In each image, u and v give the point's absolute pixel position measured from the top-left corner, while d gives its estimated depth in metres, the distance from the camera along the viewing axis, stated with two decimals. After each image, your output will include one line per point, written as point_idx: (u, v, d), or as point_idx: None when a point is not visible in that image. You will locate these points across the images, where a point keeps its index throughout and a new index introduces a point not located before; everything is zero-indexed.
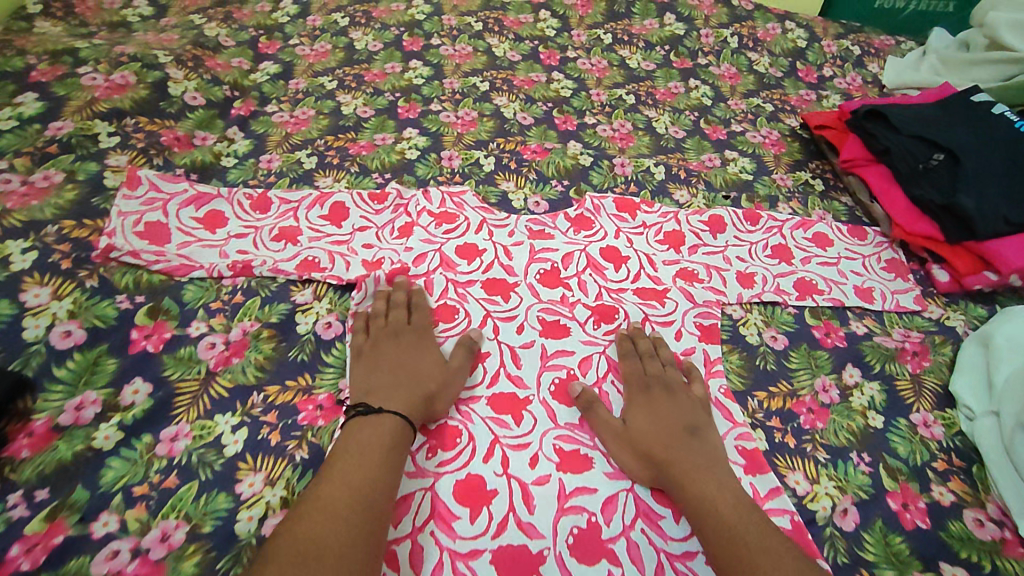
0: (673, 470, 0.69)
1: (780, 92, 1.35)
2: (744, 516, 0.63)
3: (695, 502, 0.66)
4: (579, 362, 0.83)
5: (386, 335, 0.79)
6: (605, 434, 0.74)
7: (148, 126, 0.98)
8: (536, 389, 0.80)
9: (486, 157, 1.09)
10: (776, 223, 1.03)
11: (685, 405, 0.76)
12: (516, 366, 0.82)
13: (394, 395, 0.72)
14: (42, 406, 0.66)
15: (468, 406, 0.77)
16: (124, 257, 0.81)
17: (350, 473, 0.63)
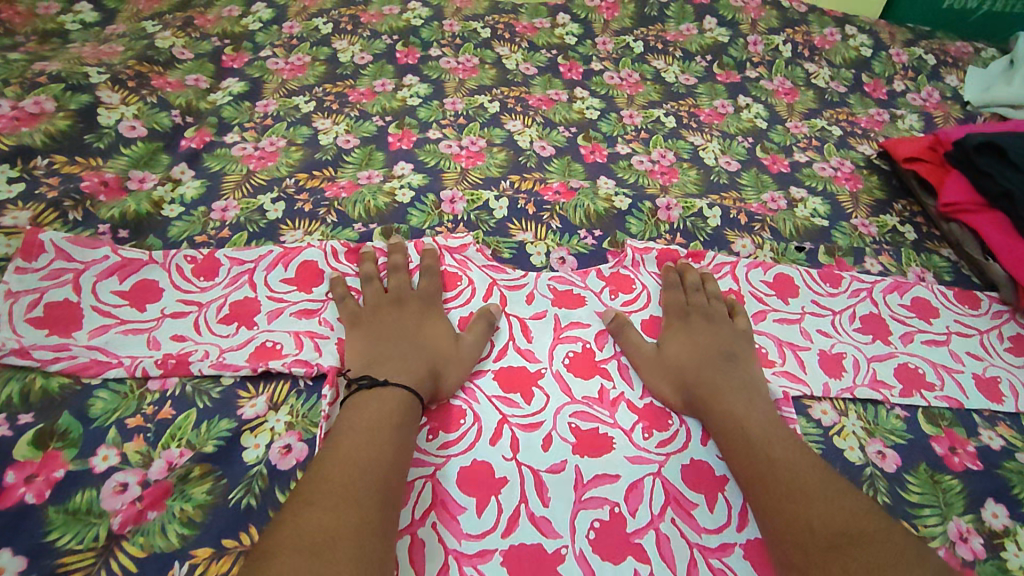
0: (711, 395, 0.65)
1: (846, 110, 1.13)
2: (780, 446, 0.60)
3: (725, 418, 0.63)
4: (626, 494, 0.61)
5: (388, 301, 0.71)
6: (638, 356, 0.71)
7: (65, 168, 0.78)
8: (571, 538, 0.58)
9: (497, 200, 0.87)
10: (864, 285, 0.81)
11: (726, 334, 0.72)
12: (543, 503, 0.60)
13: (399, 366, 0.64)
14: None
15: (476, 570, 0.56)
16: (7, 357, 0.60)
17: (361, 451, 0.54)
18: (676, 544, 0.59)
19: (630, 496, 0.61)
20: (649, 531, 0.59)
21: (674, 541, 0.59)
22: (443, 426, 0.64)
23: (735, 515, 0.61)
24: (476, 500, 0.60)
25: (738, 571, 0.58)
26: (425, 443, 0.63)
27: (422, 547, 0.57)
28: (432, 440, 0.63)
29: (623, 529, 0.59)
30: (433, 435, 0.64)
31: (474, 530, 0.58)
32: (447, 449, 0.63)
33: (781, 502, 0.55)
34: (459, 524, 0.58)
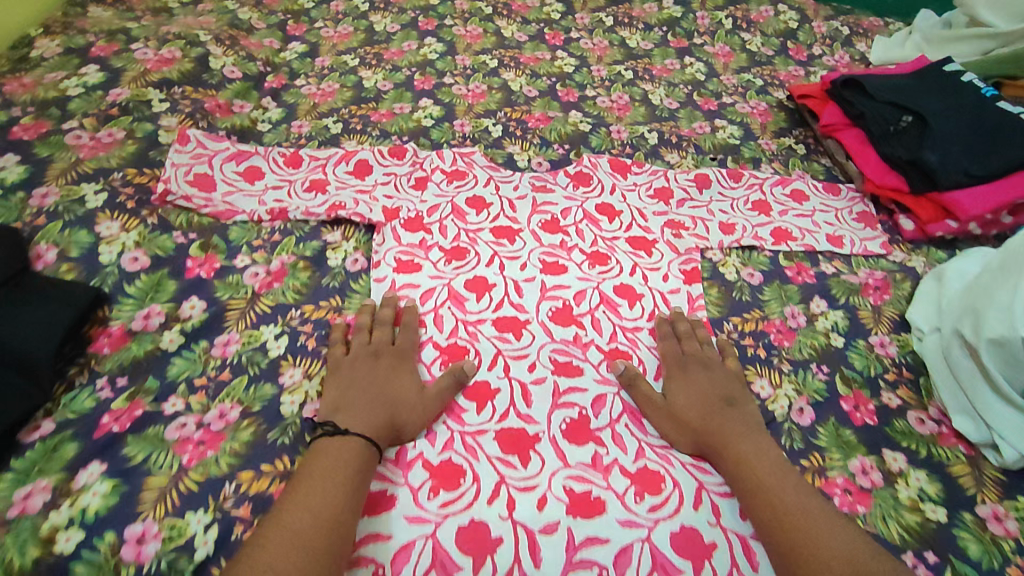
0: (717, 438, 0.73)
1: (770, 68, 1.44)
2: (787, 487, 0.68)
3: (738, 466, 0.71)
4: (574, 294, 0.91)
5: (366, 353, 0.78)
6: (648, 407, 0.78)
7: (193, 95, 1.09)
8: (535, 313, 0.88)
9: (495, 125, 1.19)
10: (758, 181, 1.13)
11: (721, 380, 0.80)
12: (518, 296, 0.90)
13: (362, 415, 0.71)
14: (117, 314, 0.80)
15: (475, 327, 0.86)
16: (179, 201, 0.92)
17: (316, 497, 0.63)
18: (605, 322, 0.88)
19: (577, 296, 0.90)
20: (586, 314, 0.89)
21: (604, 320, 0.88)
22: (454, 257, 0.94)
23: (646, 313, 0.89)
24: (476, 293, 0.89)
25: (644, 339, 0.87)
26: (443, 267, 0.92)
27: (442, 317, 0.86)
28: (448, 264, 0.92)
29: (570, 311, 0.89)
30: (448, 262, 0.93)
31: (475, 309, 0.87)
32: (458, 270, 0.92)
33: (801, 545, 0.63)
34: (465, 306, 0.88)
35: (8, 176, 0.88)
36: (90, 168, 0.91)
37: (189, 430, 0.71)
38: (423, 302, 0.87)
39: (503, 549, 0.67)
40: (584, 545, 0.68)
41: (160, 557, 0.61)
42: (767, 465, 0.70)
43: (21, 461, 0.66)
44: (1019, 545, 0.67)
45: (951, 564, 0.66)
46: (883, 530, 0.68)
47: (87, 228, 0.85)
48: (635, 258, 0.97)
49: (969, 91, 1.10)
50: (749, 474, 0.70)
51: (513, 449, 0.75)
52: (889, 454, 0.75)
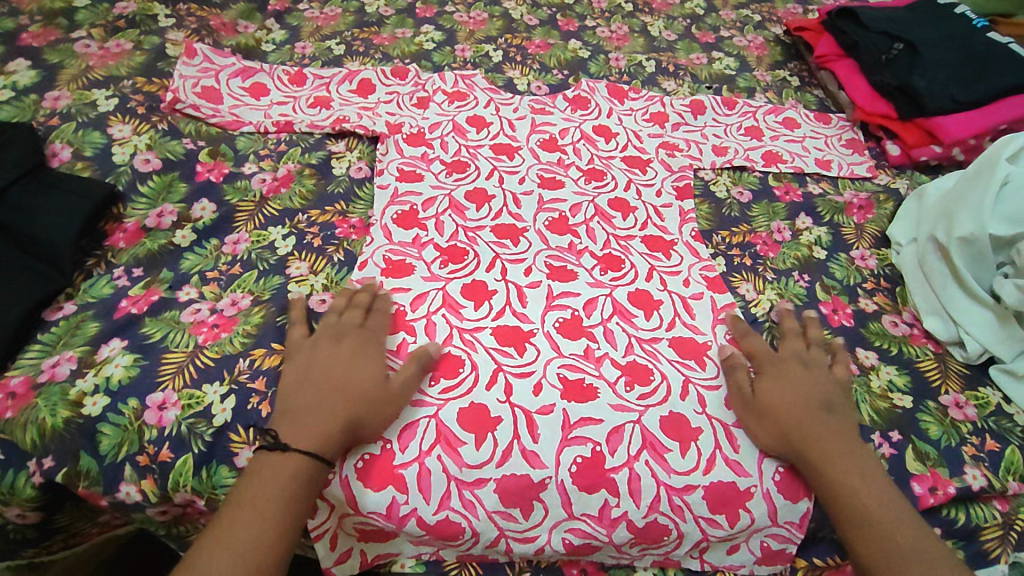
0: (813, 447, 0.66)
1: (769, 5, 1.45)
2: (914, 531, 0.61)
3: (844, 487, 0.63)
4: (570, 207, 0.94)
5: (329, 337, 0.71)
6: (737, 404, 0.72)
7: (198, 12, 1.12)
8: (532, 222, 0.91)
9: (495, 51, 1.21)
10: (751, 109, 1.15)
11: (822, 381, 0.71)
12: (517, 207, 0.93)
13: (314, 423, 0.63)
14: (130, 213, 0.81)
15: (474, 233, 0.88)
16: (187, 109, 0.95)
17: (241, 532, 0.57)
18: (600, 232, 0.91)
19: (573, 209, 0.93)
20: (582, 224, 0.91)
21: (599, 230, 0.91)
22: (456, 170, 0.96)
23: (638, 223, 0.92)
24: (475, 203, 0.92)
25: (637, 246, 0.89)
26: (445, 179, 0.94)
27: (443, 223, 0.88)
28: (449, 176, 0.95)
29: (566, 222, 0.91)
30: (450, 175, 0.95)
31: (474, 218, 0.90)
32: (459, 181, 0.94)
33: None
34: (465, 215, 0.90)
35: (20, 79, 0.92)
36: (100, 75, 0.95)
37: (203, 315, 0.73)
38: (424, 209, 0.89)
39: (502, 427, 0.70)
40: (579, 424, 0.71)
41: (180, 421, 0.64)
42: (879, 494, 0.63)
43: (47, 335, 0.69)
44: (976, 428, 0.72)
45: (913, 443, 0.70)
46: (855, 414, 0.71)
47: (100, 130, 0.88)
48: (630, 174, 1.00)
49: (960, 23, 1.13)
50: (854, 500, 0.62)
51: (510, 341, 0.77)
52: (862, 352, 0.78)
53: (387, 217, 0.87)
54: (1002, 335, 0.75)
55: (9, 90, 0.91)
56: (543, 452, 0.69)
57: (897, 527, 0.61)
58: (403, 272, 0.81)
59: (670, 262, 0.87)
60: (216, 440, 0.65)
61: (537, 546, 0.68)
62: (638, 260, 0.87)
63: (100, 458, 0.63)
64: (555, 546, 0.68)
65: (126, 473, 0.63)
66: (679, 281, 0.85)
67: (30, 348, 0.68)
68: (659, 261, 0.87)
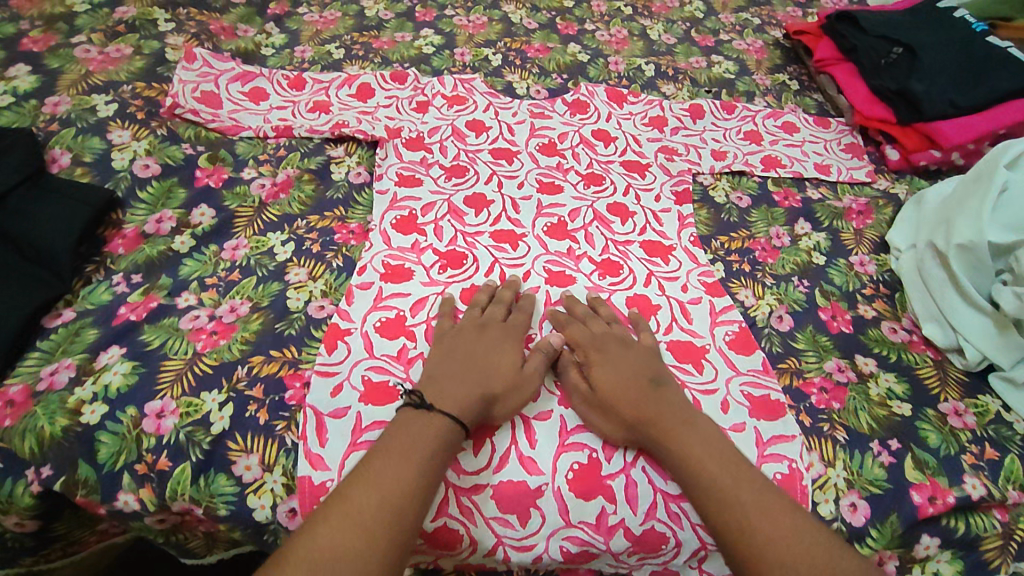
0: (652, 429, 0.67)
1: (769, 8, 1.45)
2: (791, 519, 0.58)
3: (681, 461, 0.64)
4: (569, 212, 0.94)
5: (469, 325, 0.75)
6: (574, 398, 0.73)
7: (198, 16, 1.12)
8: (531, 228, 0.91)
9: (494, 55, 1.21)
10: (751, 113, 1.15)
11: (638, 359, 0.73)
12: (516, 212, 0.93)
13: (453, 392, 0.67)
14: (130, 219, 0.82)
15: (473, 238, 0.88)
16: (186, 114, 0.95)
17: (389, 478, 0.58)
18: (598, 237, 0.91)
19: (572, 215, 0.93)
20: (580, 230, 0.91)
21: (597, 235, 0.91)
22: (455, 174, 0.96)
23: (637, 228, 0.93)
24: (475, 208, 0.92)
25: (636, 251, 0.89)
26: (444, 184, 0.94)
27: (442, 229, 0.88)
28: (449, 181, 0.95)
29: (565, 227, 0.92)
30: (449, 180, 0.95)
31: (472, 223, 0.90)
32: (458, 186, 0.95)
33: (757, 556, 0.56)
34: (464, 220, 0.90)
35: (20, 84, 0.92)
36: (100, 80, 0.95)
37: (202, 321, 0.73)
38: (423, 215, 0.89)
39: (500, 433, 0.71)
40: (576, 430, 0.72)
41: (178, 429, 0.64)
42: (742, 484, 0.61)
43: (46, 342, 0.69)
44: (975, 436, 0.72)
45: (913, 451, 0.69)
46: (855, 422, 0.71)
47: (99, 136, 0.88)
48: (629, 179, 1.00)
49: (959, 26, 1.13)
50: (693, 473, 0.63)
51: None
52: (861, 359, 0.77)
53: (386, 222, 0.87)
54: (998, 343, 0.75)
55: (8, 96, 0.91)
56: (540, 458, 0.70)
57: (770, 516, 0.58)
58: (402, 276, 0.81)
59: (668, 268, 0.87)
60: (214, 448, 0.64)
61: (534, 554, 0.67)
62: (636, 265, 0.87)
63: (98, 467, 0.62)
64: (552, 555, 0.67)
65: (124, 482, 0.62)
66: (677, 286, 0.85)
67: (29, 355, 0.68)
68: (657, 266, 0.88)
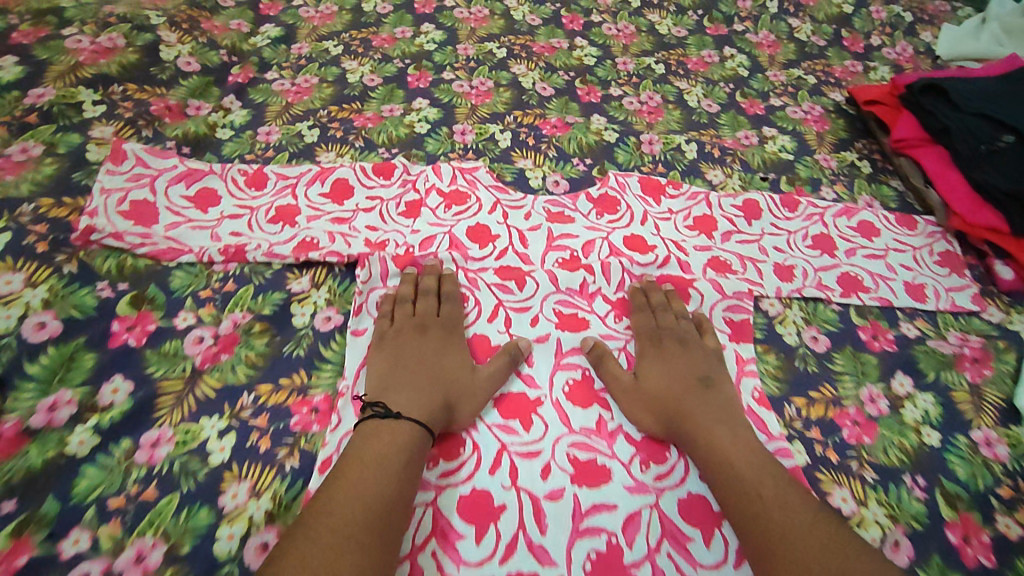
0: (688, 415, 0.68)
1: (823, 62, 1.24)
2: (819, 521, 0.56)
3: (713, 446, 0.64)
4: None
5: (410, 327, 0.73)
6: (616, 389, 0.72)
7: (137, 94, 0.90)
8: (548, 389, 0.73)
9: (502, 132, 1.00)
10: (817, 210, 0.95)
11: (698, 360, 0.73)
12: (528, 363, 0.75)
13: (413, 395, 0.66)
14: (13, 406, 0.60)
15: None
16: (106, 240, 0.74)
17: (378, 468, 0.58)
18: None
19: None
20: (612, 387, 0.74)
21: None
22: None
23: None
24: (476, 360, 0.74)
25: None
26: None
27: None
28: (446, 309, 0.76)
29: (592, 386, 0.73)
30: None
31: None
32: None
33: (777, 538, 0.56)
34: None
35: None
36: None
37: None
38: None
39: None
40: None
41: None
42: (770, 482, 0.60)
43: None
44: None
45: None
46: None
47: None
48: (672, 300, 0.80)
49: None
50: (725, 455, 0.63)
51: None
52: None
53: (360, 383, 0.69)
54: None
55: None
56: None
57: (796, 517, 0.57)
58: None
59: None
60: None
61: None
62: None
63: None
64: None
65: None
66: None
67: None
68: None
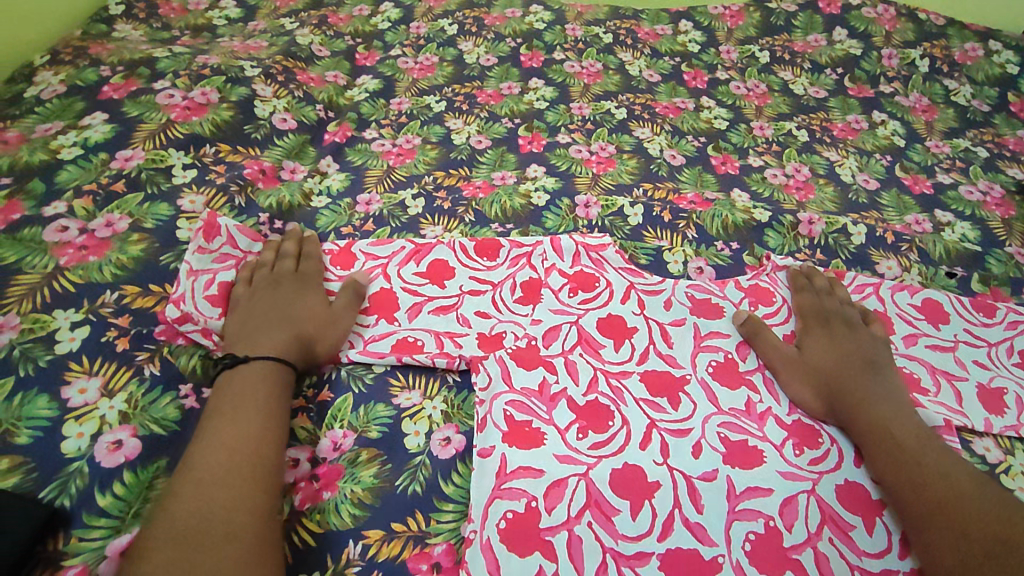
0: (851, 390, 0.63)
1: (991, 131, 1.07)
2: (981, 493, 0.54)
3: (876, 422, 0.60)
4: (781, 507, 0.57)
5: (263, 284, 0.68)
6: (772, 357, 0.68)
7: (230, 156, 0.81)
8: (727, 548, 0.55)
9: (632, 206, 0.86)
10: (1020, 317, 0.76)
11: (866, 341, 0.68)
12: (696, 509, 0.57)
13: (266, 340, 0.62)
14: (79, 549, 0.49)
15: (632, 571, 0.53)
16: (194, 336, 0.64)
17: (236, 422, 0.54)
18: (836, 563, 0.55)
19: (785, 511, 0.57)
20: (807, 548, 0.55)
21: (836, 561, 0.55)
22: (592, 426, 0.62)
23: (897, 541, 0.56)
24: (629, 502, 0.57)
25: None
26: (576, 441, 0.60)
27: (581, 543, 0.54)
28: (583, 437, 0.61)
29: (780, 543, 0.55)
30: (583, 434, 0.61)
31: (631, 532, 0.55)
32: (597, 449, 0.60)
33: (938, 509, 0.54)
34: (615, 525, 0.55)
35: None
36: (72, 282, 0.63)
37: None
38: (549, 510, 0.55)
39: None
40: None
41: None
42: (931, 452, 0.58)
43: None
44: None
45: None
46: None
47: (49, 392, 0.55)
48: None
49: None
50: (885, 431, 0.60)
51: None
52: None
53: (491, 526, 0.54)
54: None
55: None
56: None
57: (957, 487, 0.55)
58: None
59: None
60: None
61: None
62: None
63: None
64: None
65: None
66: None
67: None
68: None
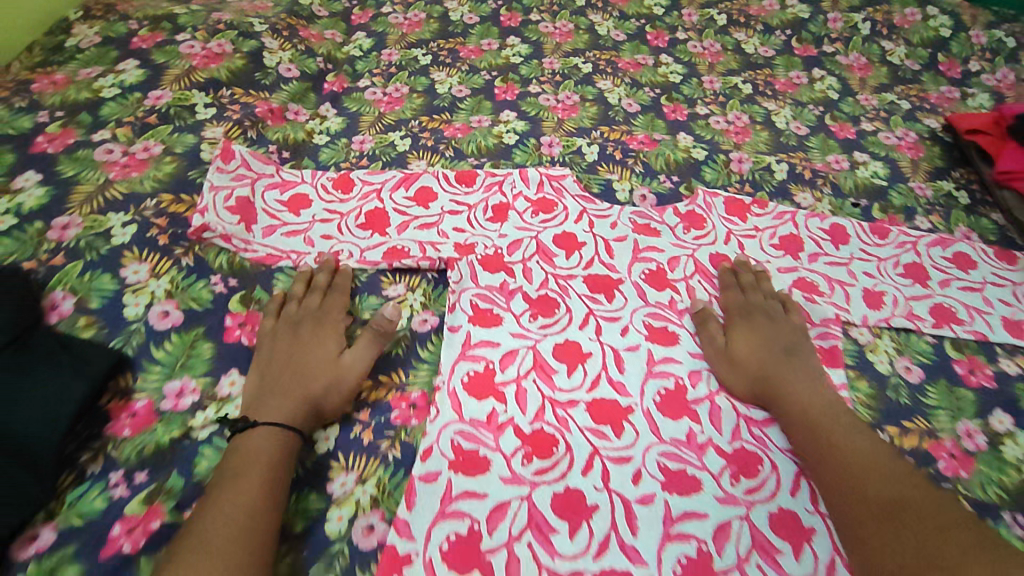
0: (771, 378, 0.70)
1: (917, 87, 1.20)
2: (877, 457, 0.59)
3: (790, 406, 0.67)
4: (687, 373, 0.73)
5: (284, 328, 0.70)
6: (706, 353, 0.74)
7: (244, 98, 0.95)
8: (640, 398, 0.70)
9: (589, 145, 1.00)
10: (909, 238, 0.91)
11: (786, 329, 0.75)
12: (619, 371, 0.72)
13: (278, 403, 0.63)
14: (142, 386, 0.64)
15: (565, 411, 0.68)
16: (215, 240, 0.78)
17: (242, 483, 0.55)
18: (725, 412, 0.70)
19: (691, 375, 0.73)
20: (705, 400, 0.71)
21: (726, 409, 0.70)
22: (542, 312, 0.77)
23: None
24: (567, 365, 0.72)
25: (776, 437, 0.68)
26: (528, 322, 0.75)
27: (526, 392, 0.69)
28: (534, 320, 0.76)
29: (684, 396, 0.71)
30: (534, 317, 0.76)
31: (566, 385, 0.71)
32: (544, 328, 0.75)
33: (844, 477, 0.59)
34: (553, 380, 0.71)
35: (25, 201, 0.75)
36: (120, 192, 0.77)
37: None
38: (502, 369, 0.71)
39: None
40: None
41: None
42: (840, 429, 0.63)
43: None
44: None
45: None
46: None
47: (110, 272, 0.70)
48: None
49: None
50: (802, 415, 0.65)
51: None
52: None
53: (456, 379, 0.69)
54: None
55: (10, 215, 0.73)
56: None
57: (857, 454, 0.60)
58: (477, 470, 0.63)
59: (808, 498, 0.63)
60: None
61: None
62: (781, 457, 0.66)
63: None
64: None
65: None
66: None
67: None
68: None
